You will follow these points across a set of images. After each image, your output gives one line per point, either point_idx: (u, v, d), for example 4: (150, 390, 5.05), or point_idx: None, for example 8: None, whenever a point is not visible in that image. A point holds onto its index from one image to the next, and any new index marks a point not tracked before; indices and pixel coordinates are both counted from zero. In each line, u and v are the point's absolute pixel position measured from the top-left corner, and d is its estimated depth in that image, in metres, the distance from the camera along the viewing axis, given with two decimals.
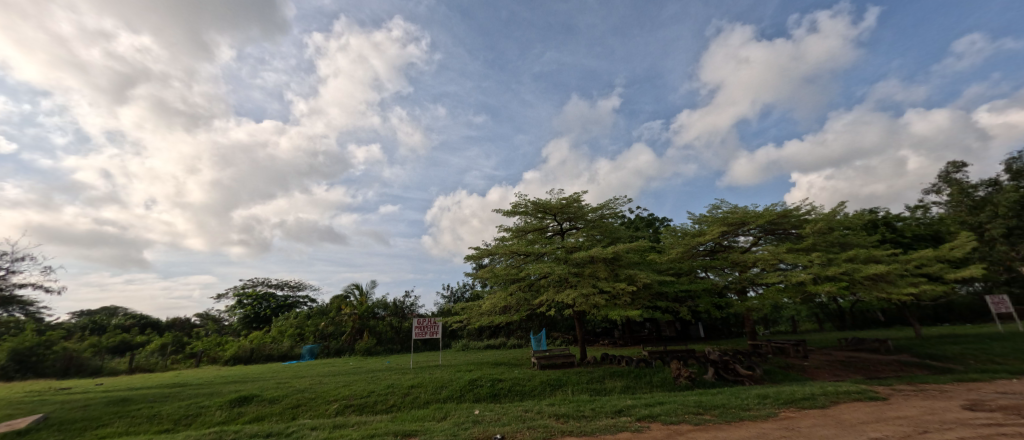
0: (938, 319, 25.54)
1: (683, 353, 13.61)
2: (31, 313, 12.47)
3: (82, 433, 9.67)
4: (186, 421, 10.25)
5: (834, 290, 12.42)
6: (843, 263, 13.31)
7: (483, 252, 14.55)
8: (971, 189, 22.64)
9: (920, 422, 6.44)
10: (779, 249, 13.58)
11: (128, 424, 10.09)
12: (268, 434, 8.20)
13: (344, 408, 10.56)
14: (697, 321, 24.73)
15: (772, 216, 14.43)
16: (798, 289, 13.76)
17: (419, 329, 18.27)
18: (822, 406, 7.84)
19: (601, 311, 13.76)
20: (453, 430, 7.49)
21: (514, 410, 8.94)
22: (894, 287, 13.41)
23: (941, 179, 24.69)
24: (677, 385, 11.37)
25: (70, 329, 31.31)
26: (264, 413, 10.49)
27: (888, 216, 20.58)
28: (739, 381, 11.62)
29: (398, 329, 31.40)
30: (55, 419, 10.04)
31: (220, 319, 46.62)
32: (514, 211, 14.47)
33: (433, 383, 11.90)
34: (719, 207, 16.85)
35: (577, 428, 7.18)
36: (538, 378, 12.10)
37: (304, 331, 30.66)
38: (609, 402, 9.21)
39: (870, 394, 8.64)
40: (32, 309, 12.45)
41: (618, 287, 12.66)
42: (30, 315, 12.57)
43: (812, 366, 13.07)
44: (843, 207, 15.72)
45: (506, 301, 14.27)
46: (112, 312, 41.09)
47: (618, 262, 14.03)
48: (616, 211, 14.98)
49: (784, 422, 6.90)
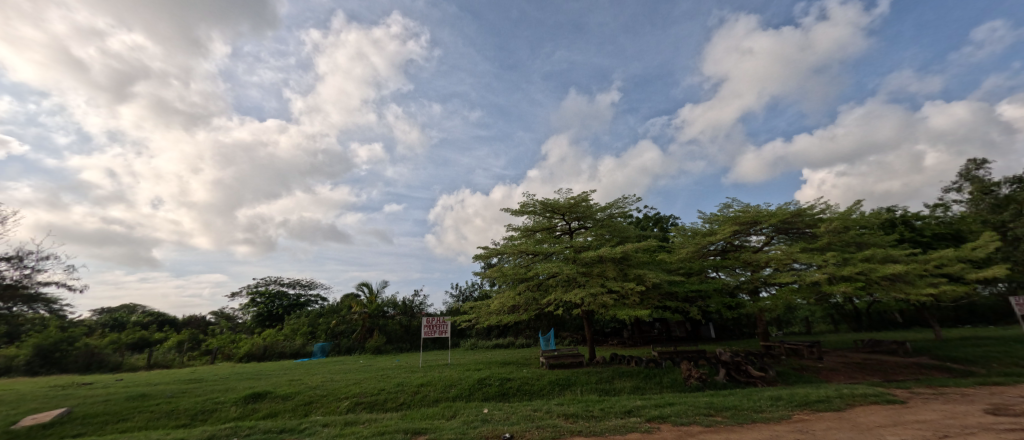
0: (959, 321, 24.88)
1: (693, 354, 13.47)
2: (55, 311, 12.83)
3: (103, 427, 9.94)
4: (201, 416, 10.45)
5: (849, 291, 12.12)
6: (859, 263, 12.92)
7: (491, 252, 14.64)
8: (994, 188, 21.87)
9: (940, 426, 6.29)
10: (793, 249, 13.28)
11: (148, 418, 10.31)
12: (282, 431, 8.31)
13: (355, 405, 10.69)
14: (708, 322, 24.54)
15: (785, 215, 14.14)
16: (812, 289, 13.48)
17: (428, 328, 18.36)
18: (837, 410, 7.68)
19: (608, 311, 13.66)
20: (461, 428, 7.54)
21: (522, 409, 8.94)
22: (913, 287, 13.00)
23: (962, 176, 23.86)
24: (687, 386, 11.29)
25: (91, 326, 32.37)
26: (278, 409, 10.66)
27: (906, 215, 20.00)
28: (751, 383, 11.44)
29: (408, 327, 31.70)
30: (78, 413, 10.37)
31: (234, 317, 47.74)
32: (522, 211, 14.52)
33: (442, 381, 11.97)
34: (730, 206, 16.61)
35: (586, 428, 7.18)
36: (545, 378, 12.06)
37: (316, 329, 31.25)
38: (619, 402, 9.17)
39: (889, 398, 8.41)
40: (57, 307, 12.81)
41: (627, 286, 12.57)
42: (55, 313, 12.92)
43: (826, 368, 12.80)
44: (858, 206, 15.28)
45: (515, 301, 14.29)
46: (131, 309, 42.43)
47: (628, 261, 13.96)
48: (625, 211, 14.98)
49: (798, 425, 6.80)
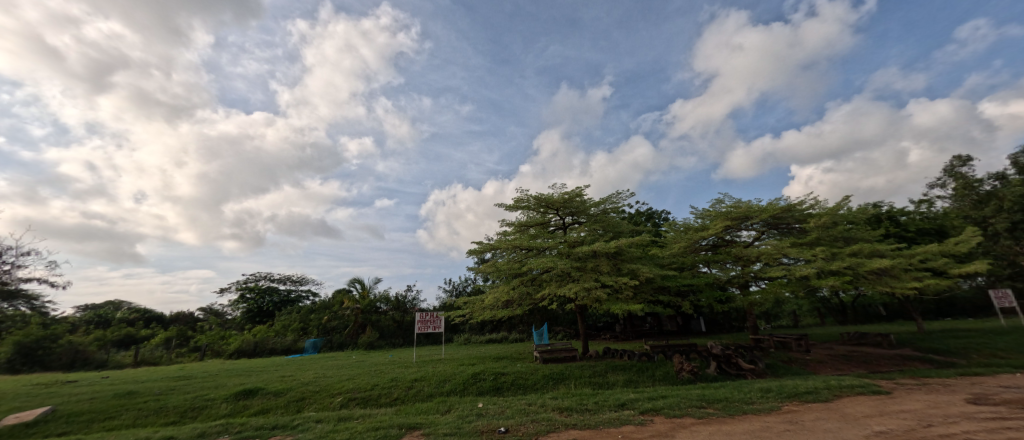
0: (940, 314, 25.58)
1: (685, 348, 13.63)
2: (37, 308, 12.57)
3: (89, 425, 9.75)
4: (191, 414, 10.30)
5: (837, 284, 12.36)
6: (847, 258, 13.16)
7: (485, 247, 14.62)
8: (977, 184, 22.38)
9: (924, 415, 6.46)
10: (782, 244, 13.49)
11: (135, 416, 10.12)
12: (274, 427, 8.22)
13: (348, 401, 10.62)
14: (698, 316, 24.86)
15: (776, 211, 14.32)
16: (801, 283, 13.71)
17: (422, 323, 18.29)
18: (825, 400, 7.85)
19: (601, 306, 13.74)
20: (456, 423, 7.54)
21: (517, 403, 8.97)
22: (899, 281, 13.28)
23: (947, 173, 24.41)
24: (679, 379, 11.45)
25: (75, 323, 31.71)
26: (270, 405, 10.56)
27: (892, 210, 20.37)
28: (741, 375, 11.63)
29: (401, 323, 31.61)
30: (63, 411, 10.17)
31: (223, 313, 47.17)
32: (516, 206, 14.50)
33: (436, 376, 11.95)
34: (722, 201, 16.77)
35: (581, 421, 7.22)
36: (539, 372, 12.11)
37: (307, 325, 31.03)
38: (612, 395, 9.24)
39: (874, 389, 8.61)
40: (38, 304, 12.53)
41: (620, 281, 12.66)
42: (37, 310, 12.66)
43: (814, 360, 13.06)
44: (846, 202, 15.53)
45: (509, 296, 14.32)
46: (116, 306, 41.60)
47: (621, 256, 14.05)
48: (618, 206, 15.05)
49: (787, 416, 6.92)
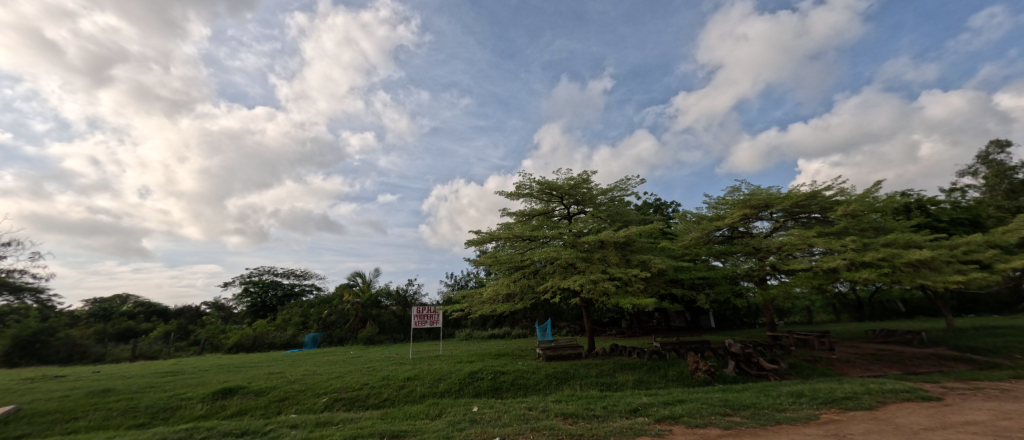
0: (961, 310, 24.38)
1: (699, 345, 12.65)
2: (42, 301, 11.87)
3: (51, 427, 8.95)
4: (163, 415, 9.51)
5: (871, 277, 11.25)
6: (881, 249, 12.03)
7: (485, 237, 13.65)
8: (1011, 172, 21.05)
9: (997, 429, 5.42)
10: (808, 234, 12.37)
11: (102, 417, 9.32)
12: (243, 433, 7.35)
13: (334, 402, 9.78)
14: (709, 311, 23.86)
15: (799, 198, 13.23)
16: (828, 275, 12.59)
17: (421, 318, 17.40)
18: (869, 408, 6.83)
19: (609, 300, 12.75)
20: (446, 431, 6.60)
21: (516, 407, 8.03)
22: (938, 275, 12.13)
23: (979, 160, 23.05)
24: (694, 379, 10.50)
25: (77, 317, 31.34)
26: (249, 406, 9.76)
27: (922, 199, 19.13)
28: (763, 376, 10.61)
29: (402, 317, 30.88)
30: (27, 411, 9.40)
31: (228, 307, 46.78)
32: (518, 193, 13.51)
33: (431, 375, 11.08)
34: (738, 189, 15.69)
35: (588, 431, 6.24)
36: (542, 372, 11.19)
37: (307, 319, 30.47)
38: (623, 399, 8.27)
39: (922, 394, 7.56)
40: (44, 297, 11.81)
41: (630, 273, 11.67)
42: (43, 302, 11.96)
43: (841, 360, 12.03)
44: (876, 188, 14.36)
45: (509, 289, 13.34)
46: (123, 299, 41.48)
47: (630, 247, 13.05)
48: (627, 193, 14.01)
49: (831, 428, 5.90)
